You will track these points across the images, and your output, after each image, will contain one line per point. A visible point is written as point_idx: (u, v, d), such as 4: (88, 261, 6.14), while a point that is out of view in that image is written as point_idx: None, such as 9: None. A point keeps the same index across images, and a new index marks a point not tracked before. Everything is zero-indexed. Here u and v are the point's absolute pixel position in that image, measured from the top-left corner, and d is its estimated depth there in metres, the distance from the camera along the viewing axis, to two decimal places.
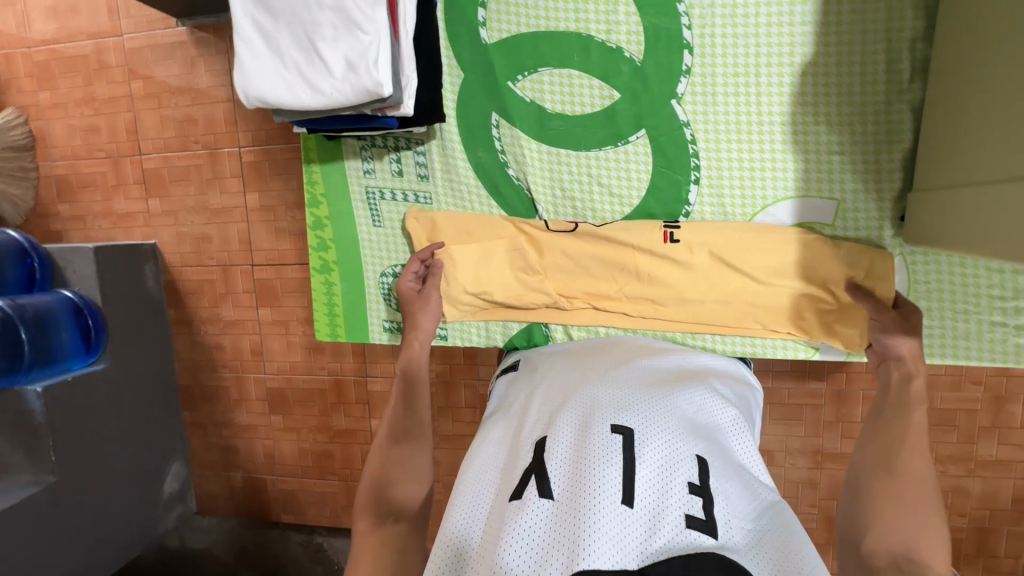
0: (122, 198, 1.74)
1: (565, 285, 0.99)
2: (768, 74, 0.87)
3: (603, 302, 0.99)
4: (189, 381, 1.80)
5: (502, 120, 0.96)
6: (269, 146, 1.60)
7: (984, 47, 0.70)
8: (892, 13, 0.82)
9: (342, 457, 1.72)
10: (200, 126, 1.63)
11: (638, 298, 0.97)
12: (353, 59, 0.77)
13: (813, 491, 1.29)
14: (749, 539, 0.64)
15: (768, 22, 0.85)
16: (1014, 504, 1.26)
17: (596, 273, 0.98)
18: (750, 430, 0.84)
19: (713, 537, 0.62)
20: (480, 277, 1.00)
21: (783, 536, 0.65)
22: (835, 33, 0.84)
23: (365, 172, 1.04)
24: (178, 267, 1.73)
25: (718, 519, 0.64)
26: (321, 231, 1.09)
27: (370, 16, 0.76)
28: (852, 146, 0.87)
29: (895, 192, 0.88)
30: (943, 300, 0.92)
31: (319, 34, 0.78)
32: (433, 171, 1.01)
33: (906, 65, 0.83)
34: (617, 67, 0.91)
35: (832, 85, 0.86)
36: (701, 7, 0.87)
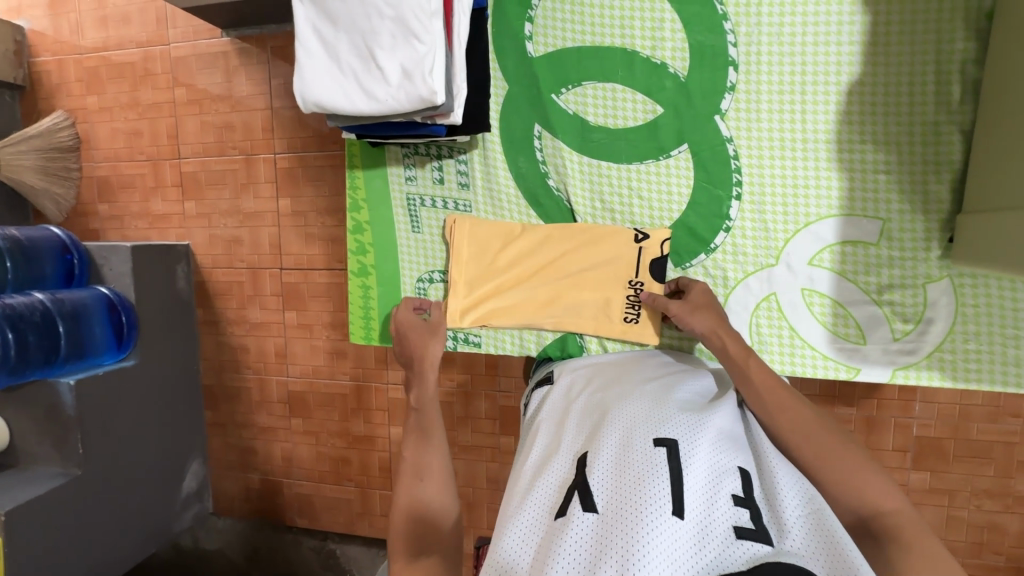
0: (159, 200, 1.79)
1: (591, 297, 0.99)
2: (813, 91, 0.87)
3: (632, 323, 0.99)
4: (213, 381, 1.83)
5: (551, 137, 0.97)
6: (303, 153, 1.64)
7: None
8: (942, 34, 0.81)
9: (359, 463, 1.73)
10: (238, 132, 1.69)
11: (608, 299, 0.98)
12: (409, 68, 0.78)
13: None
14: (804, 541, 0.62)
15: (813, 41, 0.86)
16: None
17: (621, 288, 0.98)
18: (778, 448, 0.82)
19: (768, 544, 0.60)
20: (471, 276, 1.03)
21: (834, 540, 0.62)
22: (882, 53, 0.84)
23: (406, 179, 1.04)
24: (209, 268, 1.77)
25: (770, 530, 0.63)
26: (360, 236, 1.08)
27: (427, 26, 0.78)
28: (898, 166, 0.86)
29: (942, 214, 0.86)
30: (988, 323, 0.87)
31: (378, 42, 0.80)
32: (474, 180, 1.02)
33: (956, 84, 0.82)
34: (661, 82, 0.92)
35: (879, 105, 0.85)
36: (747, 25, 0.87)
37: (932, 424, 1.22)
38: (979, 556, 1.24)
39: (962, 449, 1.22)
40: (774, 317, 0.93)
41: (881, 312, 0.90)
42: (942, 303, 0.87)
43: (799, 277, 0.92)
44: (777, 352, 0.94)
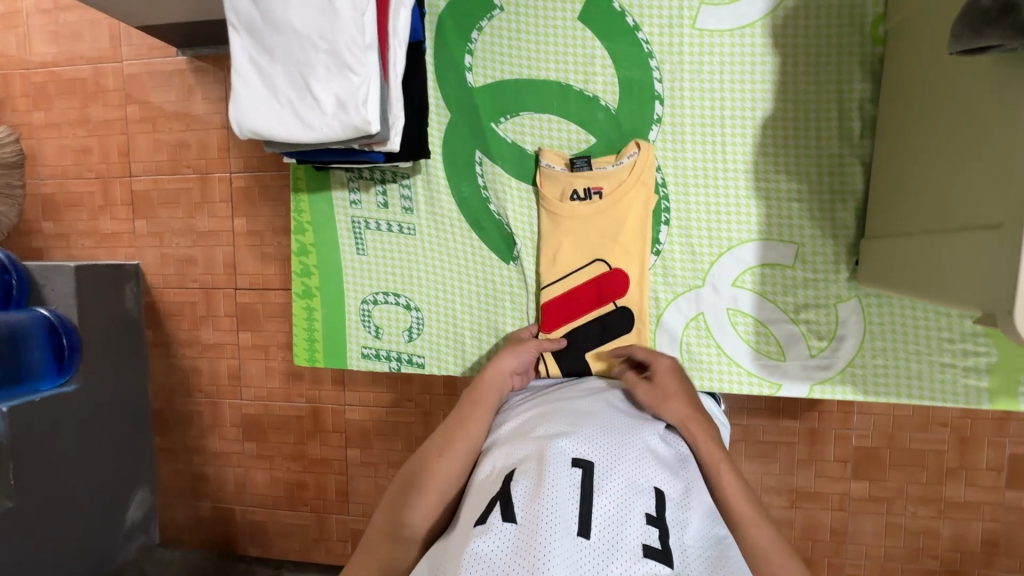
0: (109, 218, 1.75)
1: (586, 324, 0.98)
2: (731, 125, 0.91)
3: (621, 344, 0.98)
4: (162, 405, 1.77)
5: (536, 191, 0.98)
6: (259, 172, 1.64)
7: (929, 107, 0.75)
8: (844, 77, 0.87)
9: (315, 487, 1.69)
10: (193, 150, 1.67)
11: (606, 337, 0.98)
12: (343, 98, 0.78)
13: (788, 531, 1.34)
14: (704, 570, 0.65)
15: (732, 78, 0.90)
16: (983, 547, 1.28)
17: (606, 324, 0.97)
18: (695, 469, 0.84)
19: (670, 566, 0.63)
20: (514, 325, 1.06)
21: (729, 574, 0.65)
22: (791, 90, 0.89)
23: (351, 204, 1.01)
24: (161, 288, 1.73)
25: (675, 551, 0.66)
26: (305, 258, 1.04)
27: (362, 60, 0.78)
28: (809, 195, 0.91)
29: (849, 239, 0.91)
30: (895, 341, 0.91)
31: (314, 73, 0.79)
32: (418, 205, 1.00)
33: (856, 122, 0.88)
34: (593, 114, 0.95)
35: (792, 140, 0.90)
36: (671, 62, 0.91)
37: (869, 434, 1.29)
38: (917, 561, 1.30)
39: (899, 457, 1.29)
40: (702, 337, 0.98)
41: (799, 330, 0.94)
42: (851, 322, 0.92)
43: (724, 298, 0.96)
44: (707, 370, 0.98)
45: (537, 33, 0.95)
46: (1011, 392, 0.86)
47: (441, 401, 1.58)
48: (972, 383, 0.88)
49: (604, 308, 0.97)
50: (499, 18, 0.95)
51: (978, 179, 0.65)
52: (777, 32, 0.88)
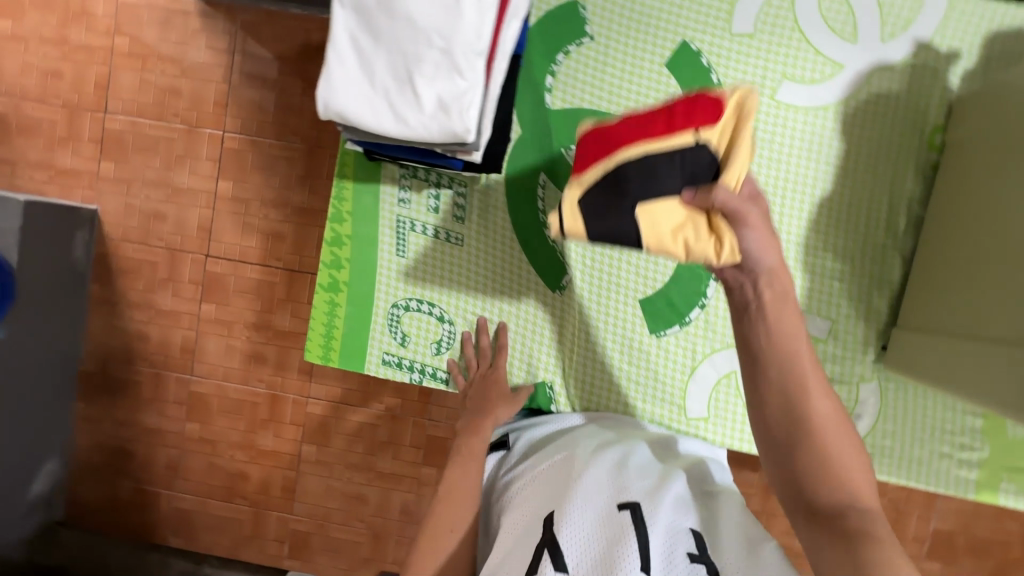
0: (69, 153, 1.56)
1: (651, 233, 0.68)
2: (792, 196, 0.93)
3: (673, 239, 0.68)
4: (95, 368, 1.59)
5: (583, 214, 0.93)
6: (256, 137, 1.52)
7: (982, 220, 0.80)
8: (900, 174, 0.92)
9: (259, 480, 1.57)
10: (184, 99, 1.53)
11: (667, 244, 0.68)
12: (445, 99, 0.68)
13: None
14: None
15: (799, 154, 0.92)
16: None
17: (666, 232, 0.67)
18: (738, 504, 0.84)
19: None
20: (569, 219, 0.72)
21: None
22: (850, 176, 0.92)
23: (399, 202, 0.95)
24: (117, 241, 1.56)
25: None
26: (337, 249, 0.96)
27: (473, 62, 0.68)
28: (853, 277, 0.93)
29: (880, 325, 0.94)
30: (903, 426, 0.94)
31: (420, 69, 0.68)
32: (470, 215, 0.95)
33: (903, 219, 0.93)
34: None
35: (845, 221, 0.93)
36: (746, 127, 0.93)
37: None
38: None
39: None
40: (731, 397, 0.94)
41: None
42: (870, 402, 0.94)
43: None
44: (729, 431, 0.95)
45: (622, 69, 0.93)
46: (993, 486, 0.93)
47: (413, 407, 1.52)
48: (963, 474, 0.93)
49: (679, 137, 0.65)
50: (587, 47, 0.93)
51: (1010, 305, 0.74)
52: (847, 120, 0.92)
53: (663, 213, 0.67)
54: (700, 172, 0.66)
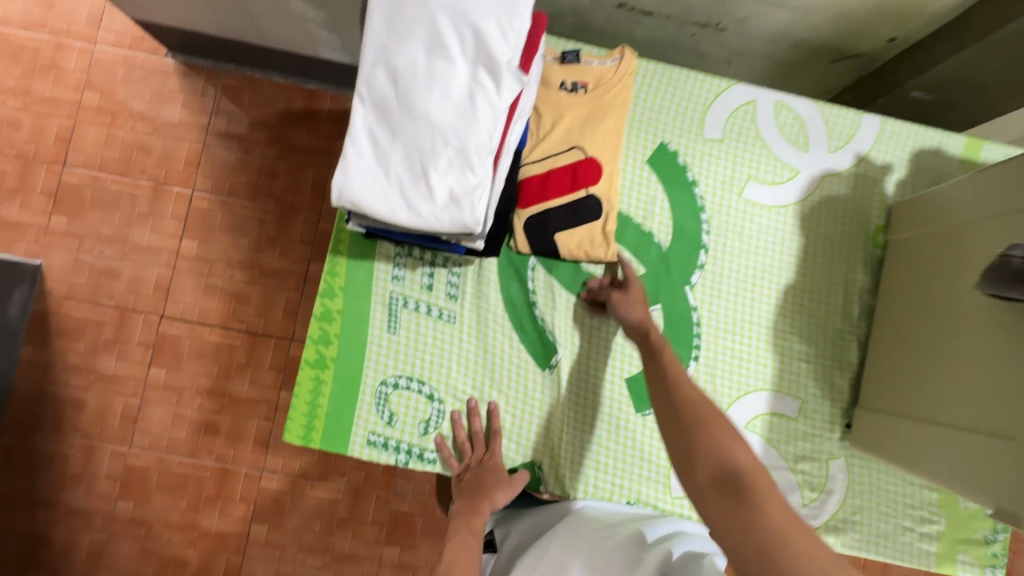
0: (17, 205, 1.47)
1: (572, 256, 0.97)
2: (760, 284, 1.01)
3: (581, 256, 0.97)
4: (16, 439, 1.42)
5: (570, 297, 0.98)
6: (228, 198, 1.50)
7: (923, 310, 0.90)
8: (851, 267, 1.03)
9: (198, 567, 1.41)
10: (153, 157, 1.50)
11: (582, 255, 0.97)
12: (458, 194, 0.72)
13: None
14: None
15: (764, 245, 1.02)
16: None
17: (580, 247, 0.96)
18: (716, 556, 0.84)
19: None
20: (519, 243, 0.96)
21: None
22: (808, 267, 1.02)
23: (393, 279, 0.96)
24: (61, 298, 1.46)
25: None
26: (326, 324, 0.95)
27: (484, 160, 0.72)
28: (817, 359, 1.01)
29: (844, 404, 1.00)
30: (870, 499, 0.99)
31: (435, 165, 0.71)
32: (464, 294, 0.97)
33: (856, 306, 1.02)
34: (647, 247, 1.00)
35: (806, 307, 1.02)
36: (718, 220, 1.02)
37: None
38: None
39: None
40: None
41: (795, 479, 0.99)
42: (839, 477, 0.99)
43: None
44: None
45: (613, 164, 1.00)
46: (952, 557, 0.99)
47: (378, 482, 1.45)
48: (924, 547, 0.99)
49: (576, 194, 0.96)
50: None
51: (953, 388, 0.80)
52: (803, 217, 1.03)
53: (588, 246, 0.96)
54: (591, 213, 0.97)
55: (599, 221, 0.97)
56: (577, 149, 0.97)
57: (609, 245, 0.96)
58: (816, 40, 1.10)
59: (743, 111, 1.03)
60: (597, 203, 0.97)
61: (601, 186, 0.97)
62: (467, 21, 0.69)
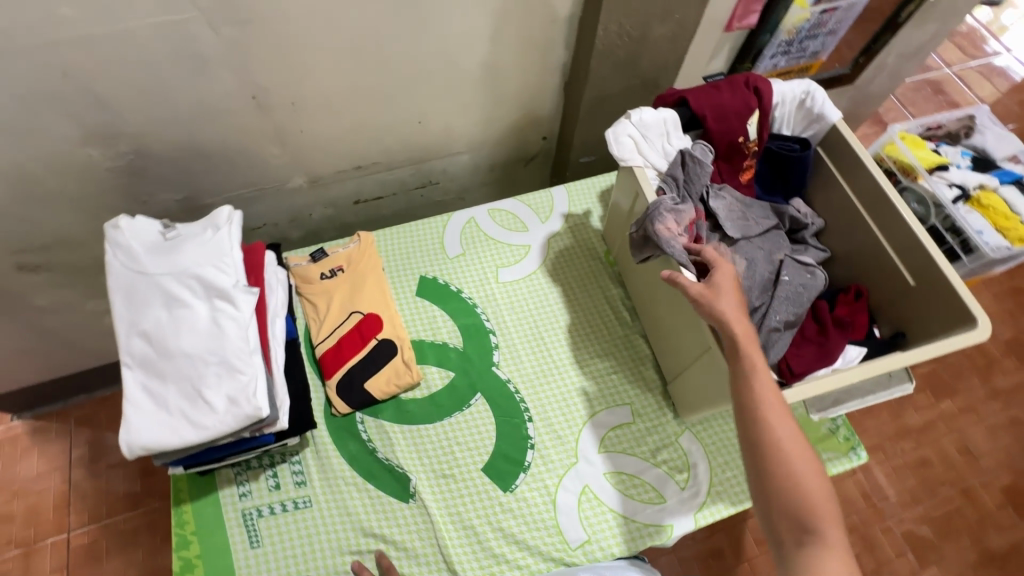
0: None
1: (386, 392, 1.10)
2: (548, 334, 1.21)
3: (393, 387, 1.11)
4: None
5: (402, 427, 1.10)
6: (106, 519, 1.46)
7: (651, 291, 1.13)
8: (605, 289, 1.28)
9: None
10: (17, 522, 1.44)
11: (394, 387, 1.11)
12: (234, 395, 0.85)
13: None
14: None
15: (534, 306, 1.24)
16: None
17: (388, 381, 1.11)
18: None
19: None
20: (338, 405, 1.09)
21: None
22: (575, 303, 1.25)
23: (241, 496, 1.02)
24: None
25: None
26: (189, 574, 0.96)
27: (247, 360, 0.88)
28: (621, 366, 1.18)
29: (660, 387, 1.16)
30: (728, 453, 1.11)
31: (206, 383, 0.85)
32: (310, 475, 1.04)
33: (625, 312, 1.25)
34: (447, 355, 1.18)
35: (591, 332, 1.22)
36: (491, 307, 1.24)
37: None
38: None
39: None
40: (595, 507, 1.05)
41: (663, 471, 1.09)
42: (694, 449, 1.11)
43: (598, 466, 1.08)
44: (612, 538, 1.02)
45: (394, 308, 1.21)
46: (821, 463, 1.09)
47: None
48: None
49: (369, 344, 1.13)
50: None
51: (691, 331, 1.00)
52: (551, 272, 1.28)
53: (396, 378, 1.11)
54: (386, 352, 1.13)
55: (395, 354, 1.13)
56: (355, 312, 1.15)
57: (410, 368, 1.12)
58: (507, 157, 1.46)
59: (469, 227, 1.32)
60: (389, 342, 1.13)
61: (386, 328, 1.14)
62: (187, 273, 0.89)
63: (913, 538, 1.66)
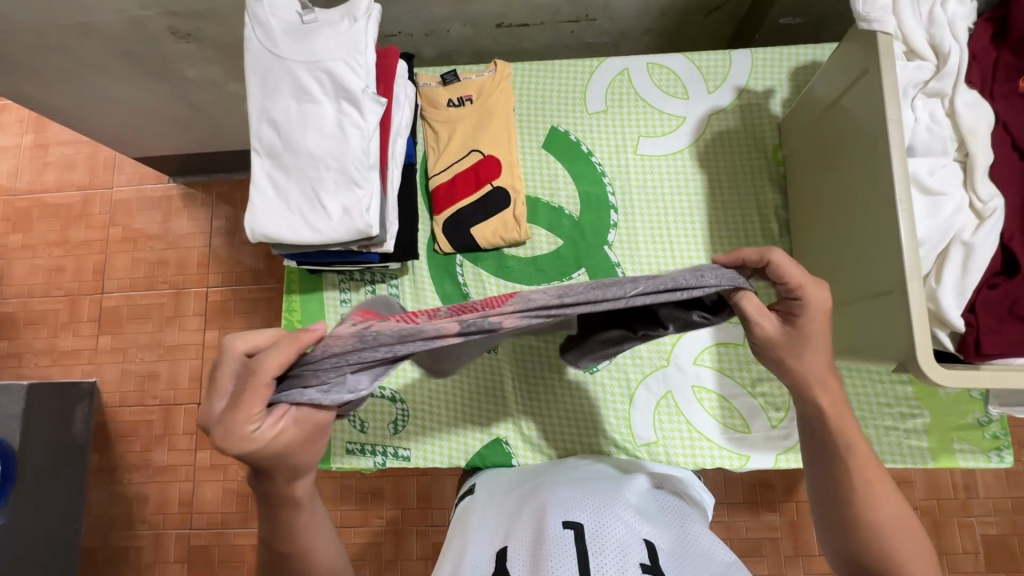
0: (70, 335, 1.67)
1: (490, 239, 1.05)
2: (677, 227, 1.07)
3: (495, 237, 1.05)
4: (96, 541, 1.55)
5: (497, 281, 1.07)
6: (237, 286, 1.65)
7: (819, 206, 0.92)
8: (758, 189, 1.07)
9: None
10: (171, 267, 1.68)
11: (499, 240, 1.06)
12: (348, 206, 0.84)
13: None
14: None
15: (670, 192, 1.08)
16: None
17: (494, 229, 1.05)
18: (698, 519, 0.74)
19: None
20: (440, 241, 1.07)
21: None
22: (718, 199, 1.07)
23: (342, 302, 1.08)
24: (115, 407, 1.61)
25: None
26: None
27: (365, 174, 0.85)
28: None
29: None
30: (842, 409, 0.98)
31: (324, 188, 0.84)
32: (404, 301, 1.07)
33: (774, 222, 1.06)
34: (559, 220, 1.09)
35: (726, 237, 1.06)
36: (620, 180, 1.09)
37: None
38: None
39: None
40: (673, 415, 1.00)
41: (758, 403, 1.00)
42: None
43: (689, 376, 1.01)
44: (681, 448, 0.99)
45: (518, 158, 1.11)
46: (948, 450, 0.95)
47: (414, 517, 1.40)
48: (915, 445, 0.95)
49: (483, 189, 1.06)
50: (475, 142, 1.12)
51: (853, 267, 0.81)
52: (700, 157, 1.09)
53: (503, 231, 1.05)
54: (499, 201, 1.06)
55: (508, 206, 1.05)
56: (476, 151, 1.07)
57: (520, 225, 1.05)
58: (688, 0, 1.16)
59: (619, 80, 1.12)
60: (504, 193, 1.05)
61: (503, 176, 1.06)
62: (320, 68, 0.84)
63: (996, 543, 1.42)
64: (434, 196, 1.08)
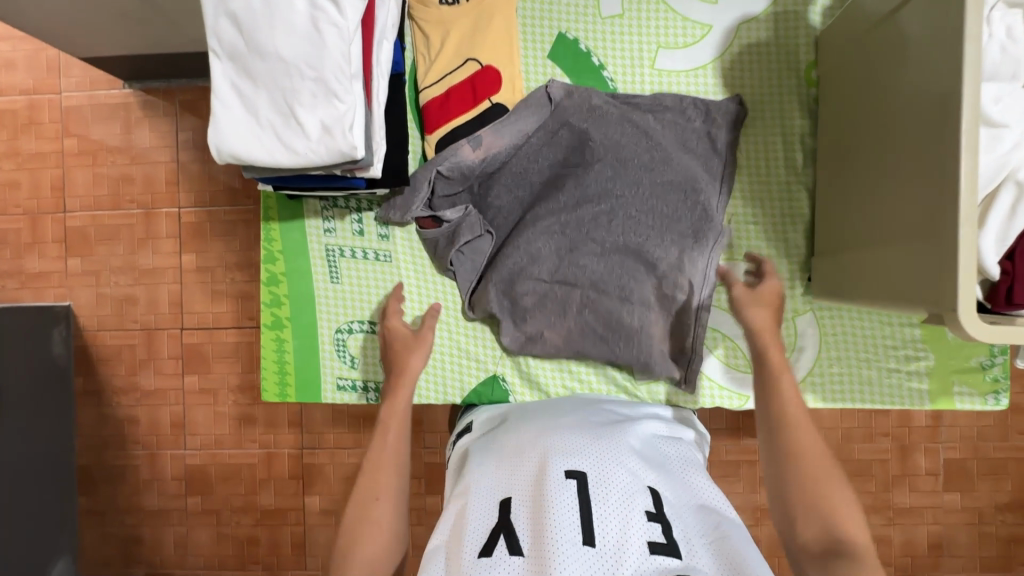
0: (36, 257, 1.56)
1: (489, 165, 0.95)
2: None
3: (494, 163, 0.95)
4: (92, 460, 1.55)
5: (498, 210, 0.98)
6: (211, 207, 1.52)
7: (856, 133, 0.83)
8: (785, 111, 0.97)
9: (269, 543, 1.49)
10: (138, 184, 1.53)
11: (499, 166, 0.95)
12: (328, 122, 0.73)
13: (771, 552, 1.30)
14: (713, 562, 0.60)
15: None
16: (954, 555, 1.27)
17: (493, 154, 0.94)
18: (695, 465, 0.76)
19: (679, 558, 0.59)
20: None
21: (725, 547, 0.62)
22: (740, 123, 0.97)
23: (326, 231, 0.99)
24: (95, 331, 1.55)
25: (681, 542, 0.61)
26: (275, 287, 1.02)
27: (347, 86, 0.73)
28: (765, 217, 0.97)
29: (801, 257, 0.97)
30: (848, 349, 0.96)
31: (299, 101, 0.73)
32: (394, 231, 0.99)
33: (799, 151, 0.97)
34: None
35: (745, 168, 0.97)
36: None
37: None
38: None
39: (849, 467, 1.27)
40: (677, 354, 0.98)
41: None
42: (809, 334, 0.96)
43: None
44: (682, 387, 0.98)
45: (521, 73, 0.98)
46: (948, 392, 0.94)
47: None
48: (915, 386, 0.95)
49: (481, 106, 0.93)
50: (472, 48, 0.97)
51: (889, 208, 0.74)
52: (726, 73, 0.97)
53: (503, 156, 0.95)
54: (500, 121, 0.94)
55: None
56: (472, 61, 0.93)
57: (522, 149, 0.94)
58: None
59: None
60: (505, 111, 0.93)
61: (503, 92, 0.93)
62: None
63: (955, 466, 1.27)
64: (426, 115, 0.96)
